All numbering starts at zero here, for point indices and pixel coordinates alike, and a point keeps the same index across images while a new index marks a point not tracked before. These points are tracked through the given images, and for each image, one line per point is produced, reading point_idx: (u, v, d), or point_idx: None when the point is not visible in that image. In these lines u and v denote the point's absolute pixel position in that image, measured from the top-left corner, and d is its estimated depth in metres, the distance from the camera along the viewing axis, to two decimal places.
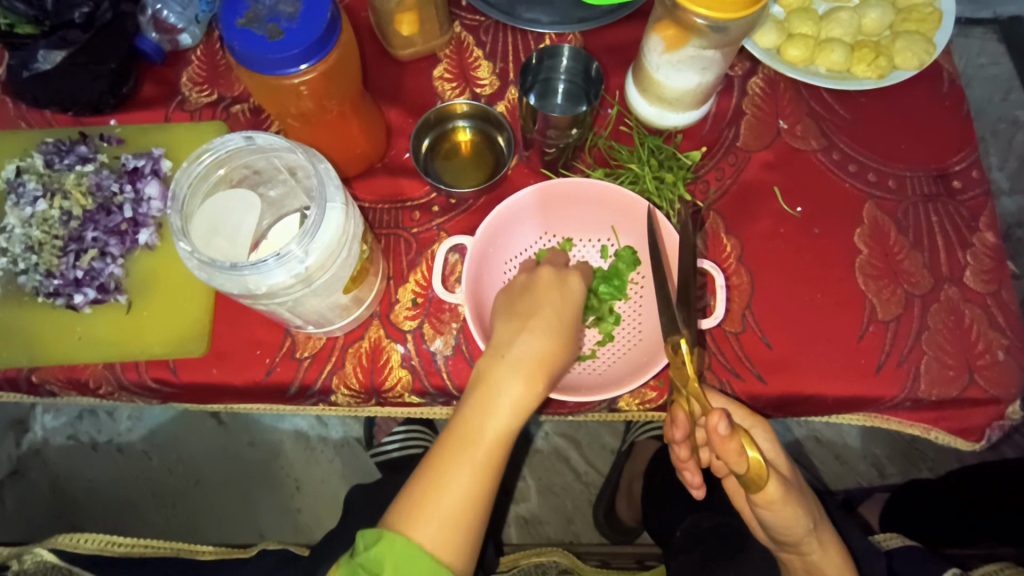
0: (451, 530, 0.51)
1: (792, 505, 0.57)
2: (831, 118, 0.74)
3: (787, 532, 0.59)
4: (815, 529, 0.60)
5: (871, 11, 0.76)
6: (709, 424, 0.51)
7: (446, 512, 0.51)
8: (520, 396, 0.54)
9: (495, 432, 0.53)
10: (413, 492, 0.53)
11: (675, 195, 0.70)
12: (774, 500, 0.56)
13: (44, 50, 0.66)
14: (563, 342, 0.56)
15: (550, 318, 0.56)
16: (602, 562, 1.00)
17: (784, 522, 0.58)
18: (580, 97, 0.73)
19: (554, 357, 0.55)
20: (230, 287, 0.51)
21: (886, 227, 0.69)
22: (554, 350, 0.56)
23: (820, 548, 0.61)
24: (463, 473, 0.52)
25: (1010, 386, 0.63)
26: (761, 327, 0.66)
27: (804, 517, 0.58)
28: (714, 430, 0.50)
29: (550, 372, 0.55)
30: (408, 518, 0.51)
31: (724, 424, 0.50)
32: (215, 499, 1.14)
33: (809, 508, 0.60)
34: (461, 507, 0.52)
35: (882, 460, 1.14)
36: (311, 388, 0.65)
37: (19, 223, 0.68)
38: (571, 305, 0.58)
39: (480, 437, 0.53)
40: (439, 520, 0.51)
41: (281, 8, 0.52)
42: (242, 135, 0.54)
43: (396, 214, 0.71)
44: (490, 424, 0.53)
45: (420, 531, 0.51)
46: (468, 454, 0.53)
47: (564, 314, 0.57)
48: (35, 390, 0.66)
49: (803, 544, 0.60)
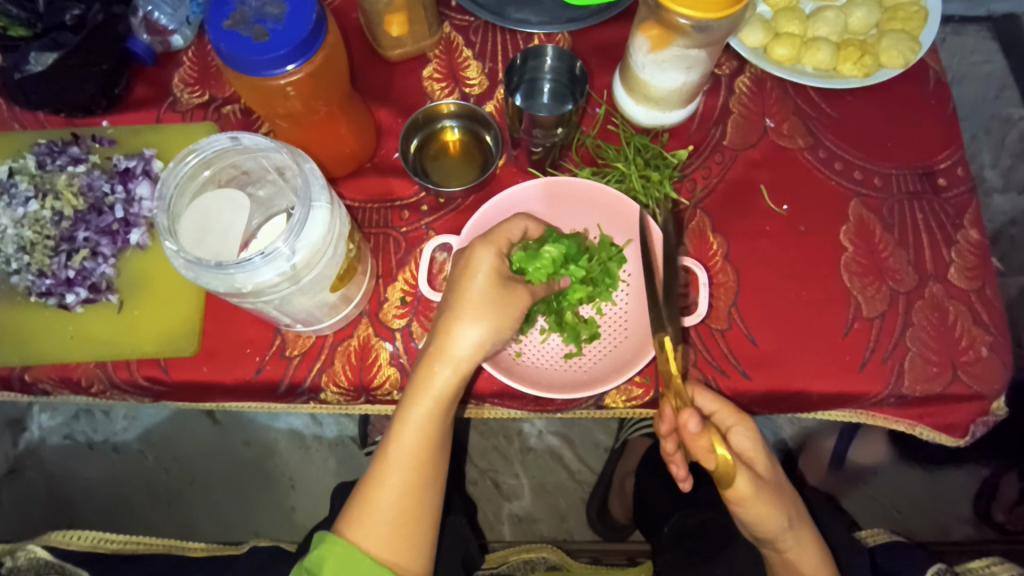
0: (390, 527, 0.56)
1: (763, 502, 0.59)
2: (817, 116, 0.74)
3: (760, 528, 0.61)
4: (791, 526, 0.61)
5: (856, 10, 0.77)
6: (681, 421, 0.54)
7: (384, 511, 0.56)
8: (437, 388, 0.56)
9: (419, 427, 0.56)
10: (357, 495, 0.57)
11: (662, 193, 0.70)
12: (744, 496, 0.58)
13: (36, 52, 0.66)
14: (481, 323, 0.56)
15: (464, 304, 0.56)
16: (592, 559, 1.03)
17: (755, 517, 0.60)
18: (566, 96, 0.73)
19: (469, 342, 0.55)
20: (216, 286, 0.51)
21: (872, 224, 0.70)
22: (467, 334, 0.55)
23: (796, 545, 0.62)
24: (395, 470, 0.57)
25: (993, 383, 0.63)
26: (746, 324, 0.66)
27: (776, 515, 0.60)
28: (686, 427, 0.54)
29: (466, 359, 0.56)
30: (352, 519, 0.56)
31: (695, 422, 0.53)
32: (210, 498, 1.15)
33: (784, 504, 0.61)
34: (398, 503, 0.56)
35: (874, 457, 1.13)
36: (301, 386, 0.65)
37: (11, 223, 0.68)
38: (492, 282, 0.57)
39: (402, 436, 0.57)
40: (377, 519, 0.56)
41: (267, 10, 0.53)
42: (227, 136, 0.54)
43: (385, 213, 0.71)
44: (412, 423, 0.56)
45: (361, 532, 0.55)
46: (395, 453, 0.57)
47: (483, 297, 0.56)
48: (27, 389, 0.67)
49: (780, 541, 0.62)
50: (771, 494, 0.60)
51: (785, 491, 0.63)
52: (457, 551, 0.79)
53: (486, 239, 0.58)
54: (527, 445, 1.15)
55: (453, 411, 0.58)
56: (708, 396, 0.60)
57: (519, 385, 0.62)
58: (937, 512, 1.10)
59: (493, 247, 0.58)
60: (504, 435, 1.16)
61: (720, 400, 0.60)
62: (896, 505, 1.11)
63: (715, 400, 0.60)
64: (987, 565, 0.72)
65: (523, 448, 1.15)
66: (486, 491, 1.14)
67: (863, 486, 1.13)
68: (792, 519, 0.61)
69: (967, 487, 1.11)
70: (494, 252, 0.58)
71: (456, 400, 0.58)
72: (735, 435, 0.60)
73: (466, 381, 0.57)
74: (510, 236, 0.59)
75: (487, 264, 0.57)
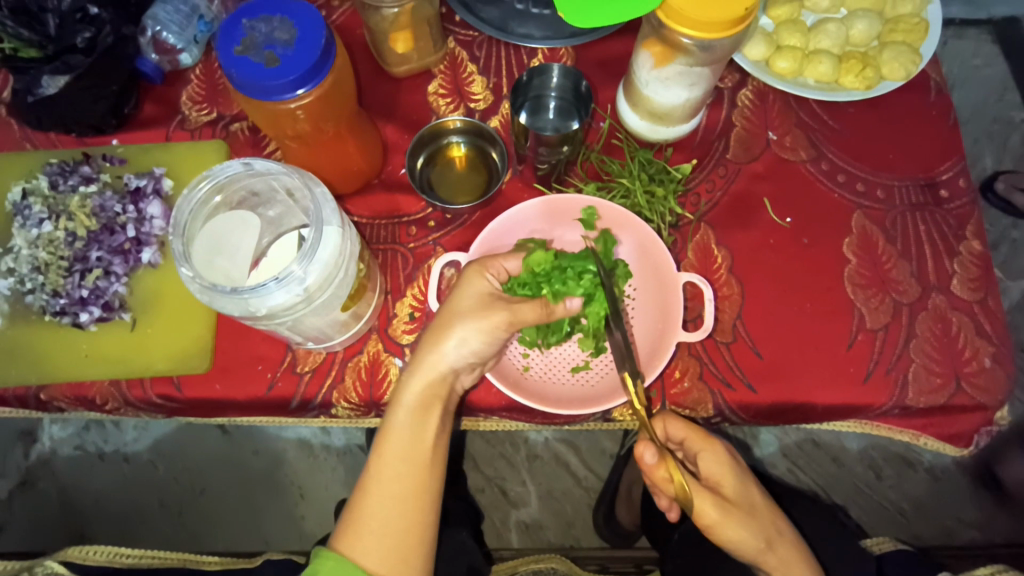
0: (375, 538, 0.55)
1: (735, 525, 0.60)
2: (820, 129, 0.75)
3: (739, 552, 0.61)
4: (772, 546, 0.61)
5: (858, 22, 0.78)
6: (638, 454, 0.60)
7: (367, 522, 0.56)
8: (407, 396, 0.58)
9: (400, 437, 0.58)
10: (347, 510, 0.58)
11: (666, 208, 0.71)
12: (710, 522, 0.60)
13: (49, 76, 0.68)
14: (444, 332, 0.58)
15: (446, 319, 0.59)
16: (599, 566, 1.04)
17: (730, 542, 0.61)
18: (571, 113, 0.75)
19: (432, 350, 0.58)
20: (231, 309, 0.52)
21: (875, 236, 0.70)
22: (431, 343, 0.58)
23: (780, 565, 0.61)
24: (376, 481, 0.57)
25: (997, 394, 0.64)
26: (751, 338, 0.67)
27: (750, 535, 0.60)
28: (642, 458, 0.59)
29: (433, 368, 0.58)
30: (341, 532, 0.56)
31: (650, 453, 0.59)
32: (220, 508, 1.16)
33: (760, 523, 0.62)
34: (384, 516, 0.56)
35: (879, 461, 1.13)
36: (312, 402, 0.66)
37: (26, 244, 0.69)
38: (472, 297, 0.59)
39: (384, 448, 0.58)
40: (362, 530, 0.56)
41: (276, 35, 0.54)
42: (240, 162, 0.56)
43: (393, 229, 0.72)
44: (393, 434, 0.58)
45: (346, 543, 0.55)
46: (379, 466, 0.57)
47: (450, 309, 0.59)
48: (43, 407, 0.68)
49: (763, 563, 0.61)
50: (742, 517, 0.61)
51: (760, 509, 0.63)
52: (461, 564, 0.80)
53: (474, 264, 0.61)
54: (533, 451, 1.16)
55: (431, 422, 0.59)
56: (677, 425, 0.62)
57: (524, 401, 0.63)
58: (942, 516, 1.11)
59: (481, 270, 0.61)
60: (510, 443, 1.17)
61: (688, 428, 0.63)
62: (901, 510, 1.11)
63: (685, 427, 0.63)
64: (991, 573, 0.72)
65: (529, 455, 1.16)
66: (494, 499, 1.15)
67: (870, 490, 1.13)
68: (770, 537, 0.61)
69: (971, 491, 1.12)
70: (483, 274, 0.60)
71: (431, 411, 0.59)
72: (704, 459, 0.64)
73: (437, 391, 0.59)
74: (502, 262, 0.63)
75: (468, 283, 0.60)
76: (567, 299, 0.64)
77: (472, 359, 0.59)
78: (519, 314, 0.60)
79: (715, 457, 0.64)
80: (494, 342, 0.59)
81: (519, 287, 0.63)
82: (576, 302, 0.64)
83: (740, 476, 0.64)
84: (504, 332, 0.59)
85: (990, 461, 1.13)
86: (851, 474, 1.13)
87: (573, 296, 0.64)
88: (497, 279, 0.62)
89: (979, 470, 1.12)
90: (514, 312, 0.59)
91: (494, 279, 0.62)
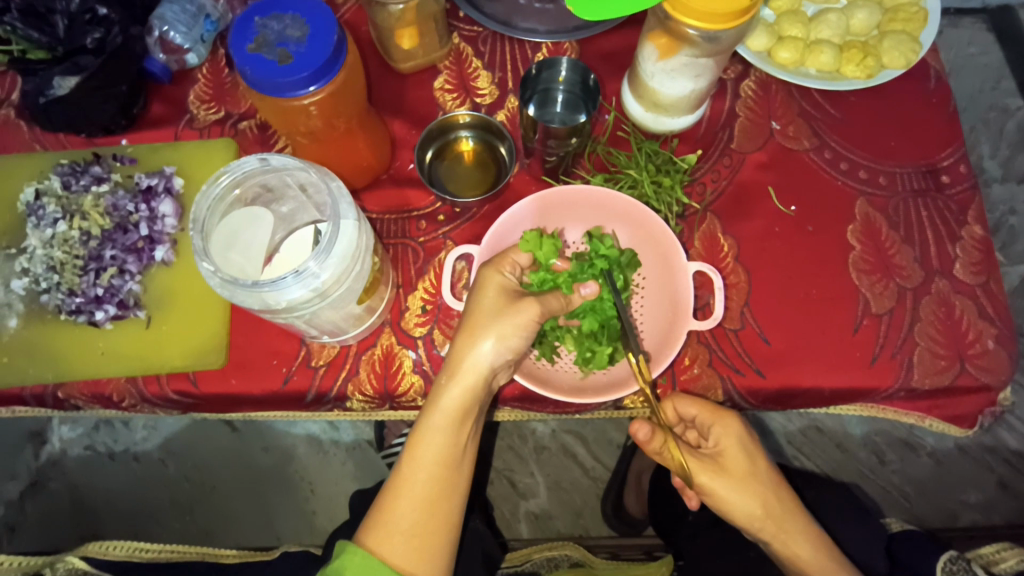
0: (404, 538, 0.56)
1: (725, 493, 0.63)
2: (822, 117, 0.76)
3: (737, 519, 0.65)
4: (769, 514, 0.63)
5: (858, 11, 0.79)
6: (633, 430, 0.63)
7: (399, 523, 0.57)
8: (447, 402, 0.58)
9: (433, 440, 0.58)
10: (375, 507, 0.58)
11: (673, 198, 0.72)
12: (705, 489, 0.64)
13: (59, 76, 0.68)
14: (485, 337, 0.58)
15: (481, 323, 0.58)
16: (610, 553, 1.06)
17: (723, 507, 0.64)
18: (578, 106, 0.76)
19: (473, 356, 0.58)
20: (250, 303, 0.53)
21: (878, 222, 0.71)
22: (471, 347, 0.58)
23: (780, 535, 0.64)
24: (410, 484, 0.58)
25: (1001, 374, 0.65)
26: (759, 324, 0.68)
27: (744, 503, 0.63)
28: (637, 433, 0.63)
29: (473, 373, 0.58)
30: (370, 529, 0.57)
31: (643, 431, 0.62)
32: (231, 504, 1.17)
33: (759, 494, 0.64)
34: (415, 518, 0.57)
35: (882, 446, 1.15)
36: (327, 395, 0.67)
37: (41, 244, 0.70)
38: (505, 301, 0.59)
39: (419, 449, 0.58)
40: (392, 530, 0.57)
41: (289, 33, 0.55)
42: (257, 158, 0.56)
43: (403, 224, 0.73)
44: (428, 441, 0.58)
45: (377, 541, 0.56)
46: (413, 470, 0.58)
47: (489, 312, 0.59)
48: (60, 405, 0.68)
49: (762, 530, 0.64)
50: (738, 487, 0.64)
51: (765, 482, 0.65)
52: (476, 551, 0.80)
53: (491, 263, 0.62)
54: (540, 443, 1.17)
55: (466, 425, 0.60)
56: (686, 403, 0.63)
57: (544, 390, 0.64)
58: (945, 500, 1.13)
59: (498, 268, 0.62)
60: (518, 435, 1.18)
61: (698, 405, 0.63)
62: (904, 493, 1.13)
63: (695, 404, 0.63)
64: (995, 551, 0.73)
65: (537, 447, 1.17)
66: (503, 490, 1.16)
67: (873, 475, 1.14)
68: (767, 507, 0.63)
69: (972, 473, 1.13)
70: (501, 272, 0.61)
71: (467, 415, 0.59)
72: (716, 434, 0.64)
73: (476, 396, 0.59)
74: (516, 257, 0.63)
75: (498, 286, 0.60)
76: (582, 286, 0.66)
77: (510, 358, 0.60)
78: (546, 304, 0.62)
79: (726, 431, 0.64)
80: (527, 338, 0.60)
81: (536, 283, 0.65)
82: (591, 288, 0.66)
83: (751, 451, 0.65)
84: (536, 325, 0.60)
85: (990, 444, 1.14)
86: (855, 458, 1.15)
87: (586, 283, 0.66)
88: (515, 276, 0.63)
89: (980, 452, 1.14)
90: (541, 303, 0.61)
91: (512, 275, 0.62)
